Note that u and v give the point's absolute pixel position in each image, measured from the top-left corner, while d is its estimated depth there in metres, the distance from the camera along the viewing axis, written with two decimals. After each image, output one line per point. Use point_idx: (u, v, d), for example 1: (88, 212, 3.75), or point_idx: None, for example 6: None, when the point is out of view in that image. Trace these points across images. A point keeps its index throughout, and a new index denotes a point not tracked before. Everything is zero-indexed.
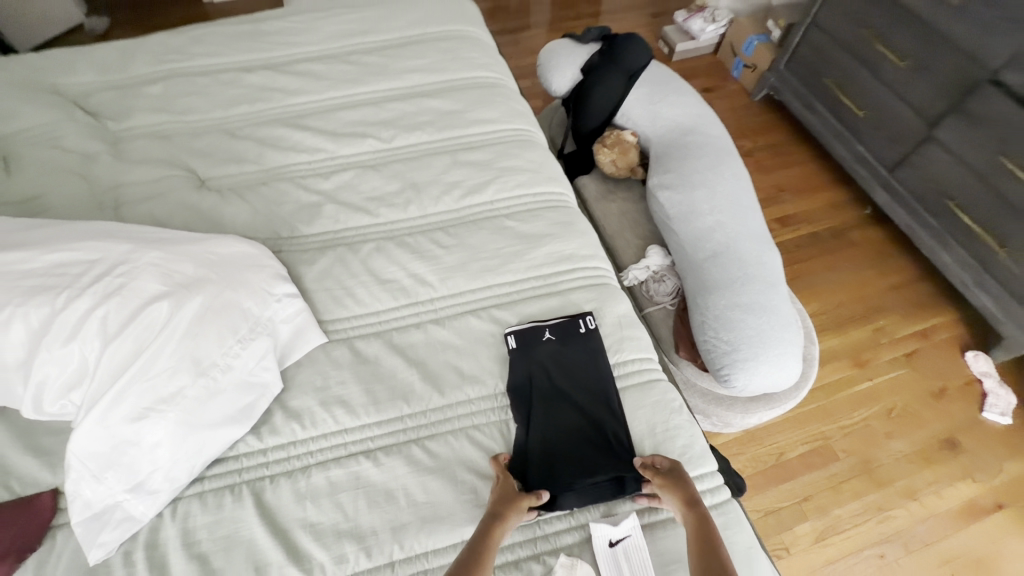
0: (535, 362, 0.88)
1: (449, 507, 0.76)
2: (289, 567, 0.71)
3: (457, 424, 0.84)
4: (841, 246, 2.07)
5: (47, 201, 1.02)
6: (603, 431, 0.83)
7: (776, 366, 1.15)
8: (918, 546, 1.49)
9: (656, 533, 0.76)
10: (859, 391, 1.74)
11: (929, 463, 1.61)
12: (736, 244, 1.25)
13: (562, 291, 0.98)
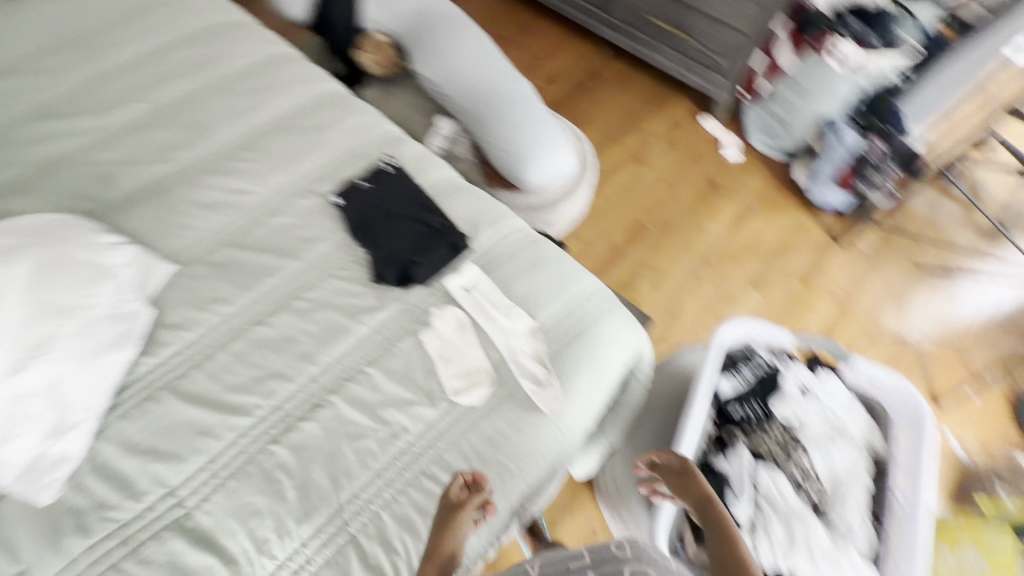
0: (361, 203, 1.08)
1: (340, 323, 0.95)
2: (231, 417, 0.85)
3: (321, 274, 1.01)
4: (597, 82, 2.50)
5: None
6: (430, 225, 1.06)
7: (553, 156, 1.50)
8: (715, 258, 2.03)
9: (492, 269, 1.02)
10: (646, 179, 2.22)
11: (704, 204, 2.16)
12: (492, 84, 1.52)
13: (364, 153, 1.17)
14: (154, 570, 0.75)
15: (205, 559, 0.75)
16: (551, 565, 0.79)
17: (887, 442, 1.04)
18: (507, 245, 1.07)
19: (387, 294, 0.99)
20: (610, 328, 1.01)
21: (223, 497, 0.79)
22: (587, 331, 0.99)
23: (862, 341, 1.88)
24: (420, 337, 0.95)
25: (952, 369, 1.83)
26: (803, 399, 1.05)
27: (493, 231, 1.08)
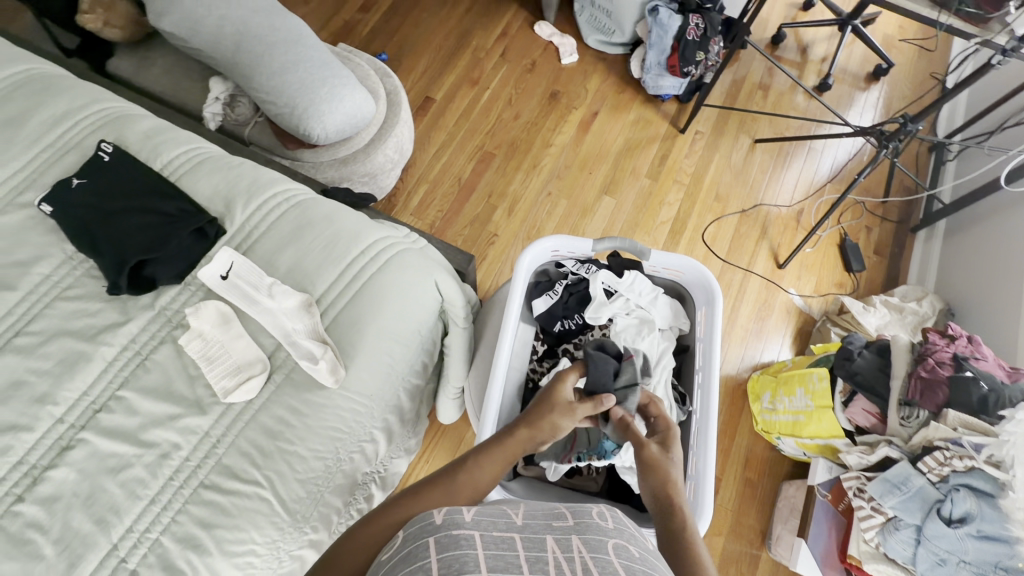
0: (78, 204, 0.92)
1: (77, 350, 0.84)
2: None
3: (50, 299, 0.88)
4: (416, 4, 2.26)
5: None
6: (166, 212, 0.92)
7: (335, 98, 1.30)
8: (565, 171, 2.00)
9: (251, 250, 0.94)
10: (485, 102, 2.10)
11: (546, 117, 2.09)
12: (245, 24, 1.30)
13: (80, 147, 1.00)
14: None
15: None
16: (533, 518, 0.60)
17: (692, 323, 1.08)
18: (264, 219, 0.97)
19: (132, 304, 0.88)
20: (396, 280, 0.96)
21: None
22: (362, 291, 0.93)
23: (710, 222, 1.95)
24: (178, 343, 0.86)
25: (791, 231, 1.95)
26: (609, 300, 1.06)
27: (247, 205, 0.98)
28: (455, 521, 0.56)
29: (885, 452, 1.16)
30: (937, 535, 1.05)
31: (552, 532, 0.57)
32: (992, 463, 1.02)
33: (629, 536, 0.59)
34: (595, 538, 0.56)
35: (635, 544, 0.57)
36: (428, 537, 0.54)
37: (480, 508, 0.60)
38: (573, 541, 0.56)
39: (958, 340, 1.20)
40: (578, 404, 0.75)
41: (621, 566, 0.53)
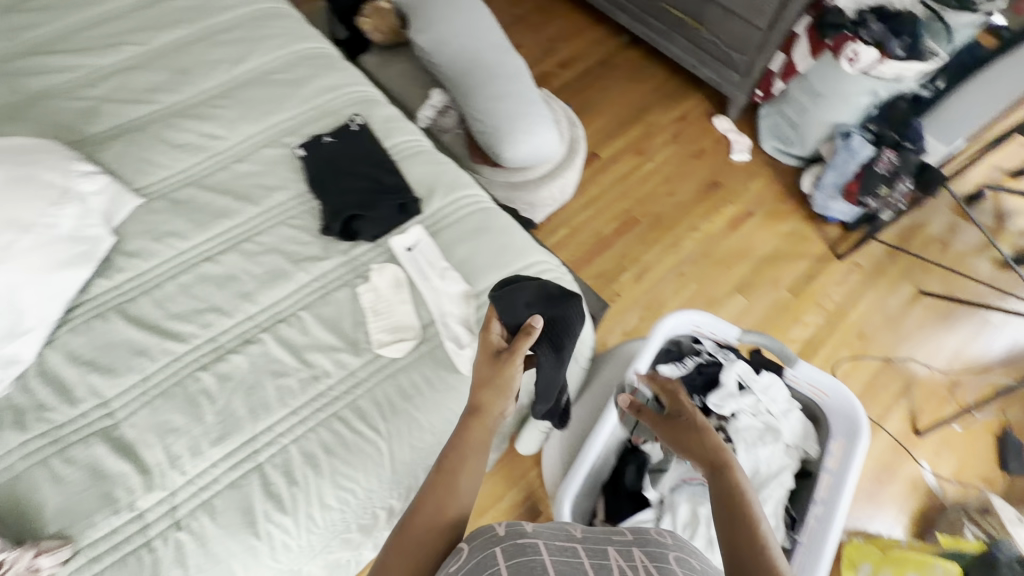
0: (323, 156, 1.11)
1: (282, 268, 0.99)
2: (168, 341, 0.91)
3: (275, 220, 1.05)
4: (609, 72, 2.45)
5: None
6: (381, 184, 1.07)
7: (531, 133, 1.47)
8: (704, 258, 1.99)
9: (436, 233, 1.04)
10: (645, 171, 2.18)
11: (701, 203, 2.11)
12: (481, 56, 1.52)
13: (334, 111, 1.19)
14: (75, 470, 0.80)
15: (122, 466, 0.81)
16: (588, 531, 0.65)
17: (822, 449, 1.01)
18: (451, 212, 1.07)
19: (332, 245, 1.02)
20: None
21: (148, 411, 0.85)
22: None
23: (845, 358, 1.81)
24: (355, 289, 0.97)
25: (939, 399, 1.74)
26: (739, 394, 1.03)
27: (444, 197, 1.09)
28: (519, 532, 0.60)
29: None
30: None
31: (612, 544, 0.62)
32: None
33: (684, 548, 0.64)
34: (656, 550, 0.61)
35: (693, 557, 0.62)
36: (493, 548, 0.58)
37: (542, 522, 0.64)
38: (635, 551, 0.59)
39: None
40: (514, 358, 0.75)
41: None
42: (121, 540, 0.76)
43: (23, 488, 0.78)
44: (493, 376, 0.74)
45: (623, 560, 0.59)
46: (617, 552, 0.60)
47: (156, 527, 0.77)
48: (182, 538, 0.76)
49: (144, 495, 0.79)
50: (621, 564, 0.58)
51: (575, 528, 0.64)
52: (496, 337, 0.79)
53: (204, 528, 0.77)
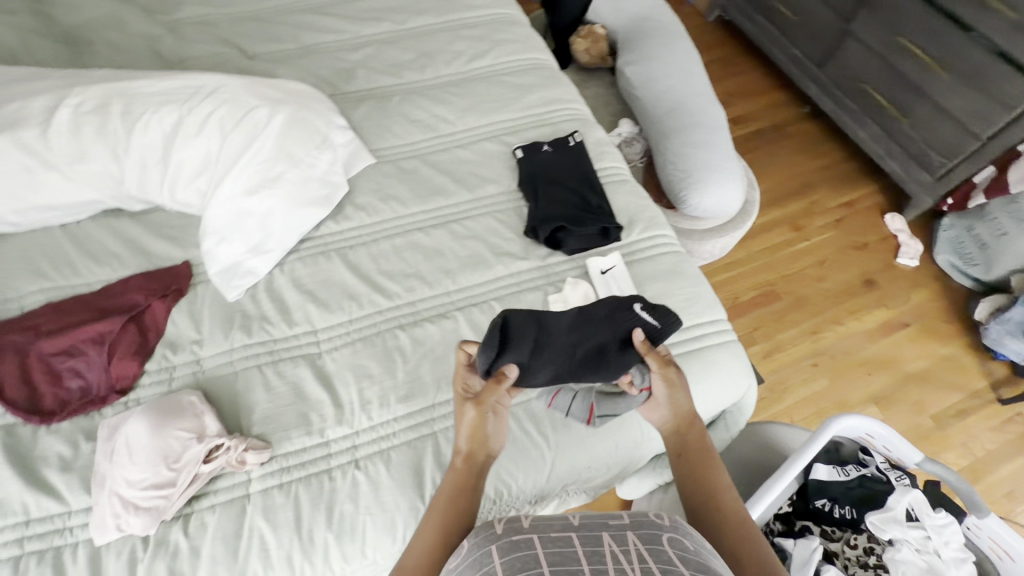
0: (539, 163, 1.16)
1: (484, 256, 1.04)
2: (374, 294, 0.98)
3: (483, 209, 1.11)
4: (782, 138, 2.35)
5: (169, 65, 1.24)
6: (588, 204, 1.11)
7: (721, 187, 1.44)
8: (842, 356, 1.86)
9: (632, 264, 1.06)
10: (797, 249, 2.07)
11: (851, 298, 1.98)
12: (687, 101, 1.52)
13: (554, 123, 1.25)
14: (282, 384, 0.89)
15: (320, 394, 0.88)
16: (587, 517, 0.64)
17: None
18: (648, 249, 1.09)
19: (531, 248, 1.06)
20: (722, 362, 0.99)
21: (348, 352, 0.93)
22: (695, 353, 0.98)
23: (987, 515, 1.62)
24: (547, 296, 1.01)
25: None
26: (906, 524, 0.95)
27: (644, 232, 1.11)
28: (517, 528, 0.60)
29: None
30: None
31: (608, 530, 0.61)
32: None
33: (682, 530, 0.63)
34: (648, 534, 0.61)
35: (688, 539, 0.61)
36: (489, 547, 0.57)
37: (536, 514, 0.63)
38: (628, 534, 0.60)
39: None
40: (483, 410, 0.70)
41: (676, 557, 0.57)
42: (308, 460, 0.83)
43: (240, 385, 0.88)
44: (465, 420, 0.70)
45: (616, 547, 0.58)
46: (611, 537, 0.59)
47: (338, 459, 0.84)
48: (359, 477, 0.82)
49: (334, 426, 0.86)
50: (614, 549, 0.58)
51: (572, 515, 0.64)
52: (471, 375, 0.77)
53: (379, 474, 0.83)
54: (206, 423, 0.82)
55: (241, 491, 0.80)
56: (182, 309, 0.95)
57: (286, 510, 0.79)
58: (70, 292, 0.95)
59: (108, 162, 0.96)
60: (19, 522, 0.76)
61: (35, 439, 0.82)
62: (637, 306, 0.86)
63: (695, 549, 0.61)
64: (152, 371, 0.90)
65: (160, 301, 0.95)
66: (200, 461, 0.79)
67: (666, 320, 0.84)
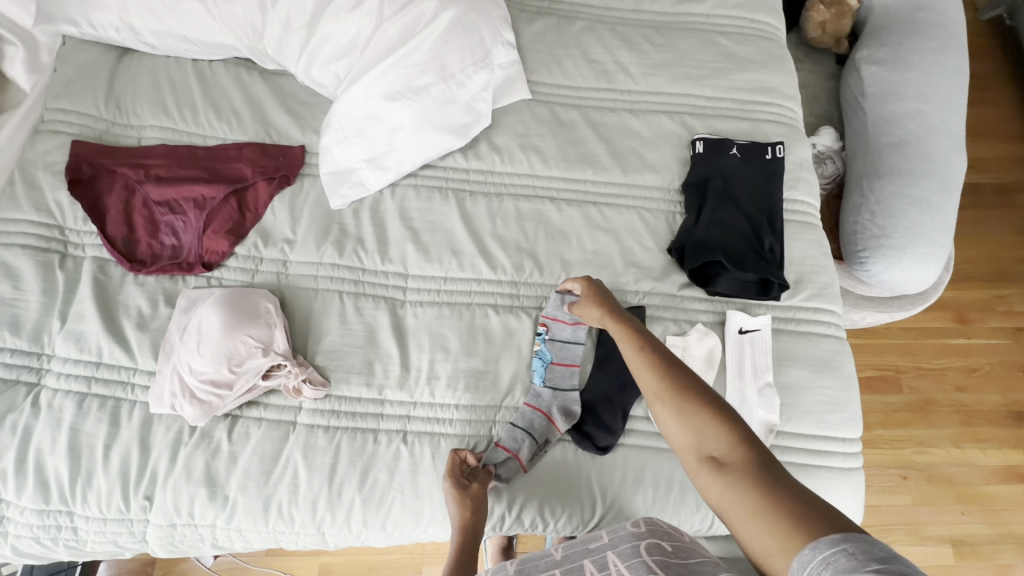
0: (718, 167, 0.94)
1: (612, 259, 0.88)
2: (479, 259, 0.86)
3: (632, 201, 0.93)
4: (1001, 206, 1.86)
5: None
6: (757, 242, 0.89)
7: (918, 263, 1.14)
8: (939, 481, 1.60)
9: (780, 334, 0.87)
10: (949, 343, 1.72)
11: (984, 423, 1.66)
12: (927, 138, 1.17)
13: (755, 121, 0.99)
14: (358, 323, 0.82)
15: (391, 347, 0.81)
16: (573, 550, 0.65)
17: None
18: (808, 324, 0.88)
19: (667, 269, 0.89)
20: (837, 493, 0.82)
21: (434, 314, 0.84)
22: (807, 469, 0.82)
23: None
24: (665, 333, 0.85)
25: None
26: None
27: (810, 300, 0.89)
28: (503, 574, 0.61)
29: None
30: None
31: (589, 555, 0.61)
32: None
33: (663, 523, 0.61)
34: (625, 546, 0.59)
35: (668, 541, 0.58)
36: None
37: (523, 556, 0.65)
38: (606, 556, 0.59)
39: None
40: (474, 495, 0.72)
41: (652, 562, 0.55)
42: (359, 412, 0.78)
43: (318, 307, 0.83)
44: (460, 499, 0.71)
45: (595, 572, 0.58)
46: (591, 563, 0.59)
47: (388, 424, 0.78)
48: (403, 452, 0.77)
49: (394, 388, 0.80)
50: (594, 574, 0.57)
51: (557, 549, 0.64)
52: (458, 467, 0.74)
53: (422, 457, 0.77)
54: (275, 336, 0.78)
55: (289, 415, 0.78)
56: (282, 198, 0.88)
57: (324, 455, 0.76)
58: (184, 140, 0.89)
59: (251, 10, 0.86)
60: (93, 361, 0.78)
61: (123, 283, 0.82)
62: None
63: (676, 548, 0.57)
64: (240, 256, 0.85)
65: (265, 183, 0.88)
66: (260, 374, 0.76)
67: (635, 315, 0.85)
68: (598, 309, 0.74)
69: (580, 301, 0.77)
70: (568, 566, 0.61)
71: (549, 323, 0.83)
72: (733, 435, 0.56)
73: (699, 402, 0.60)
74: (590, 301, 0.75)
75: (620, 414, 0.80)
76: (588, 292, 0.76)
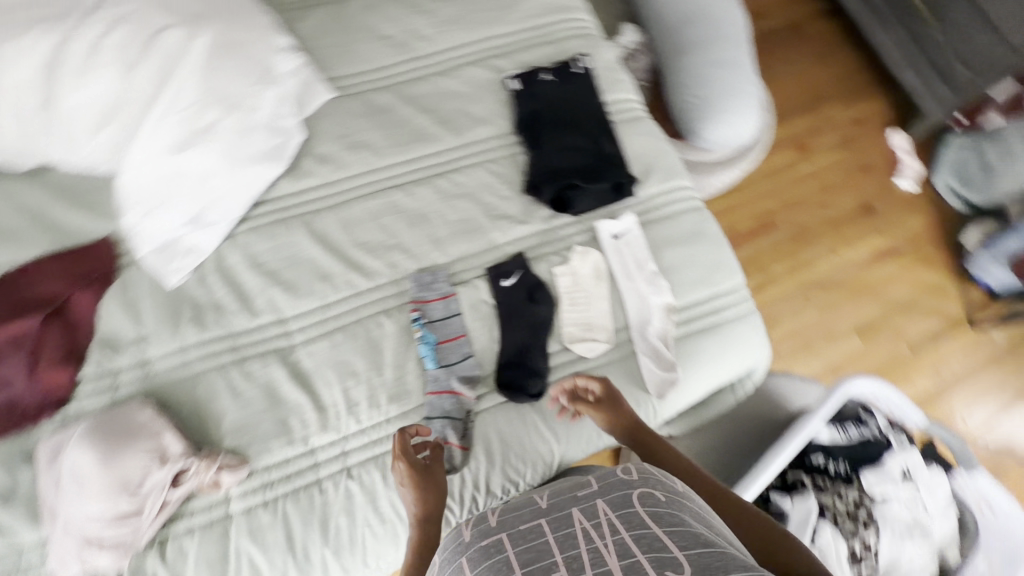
0: (538, 97, 0.96)
1: (478, 221, 0.89)
2: (351, 273, 0.84)
3: (475, 159, 0.93)
4: (794, 42, 2.09)
5: None
6: (598, 152, 0.94)
7: (742, 116, 1.26)
8: (832, 288, 1.84)
9: (649, 224, 0.93)
10: (798, 173, 1.94)
11: (847, 226, 1.91)
12: (706, 6, 1.28)
13: (555, 41, 1.02)
14: (254, 387, 0.77)
15: (298, 396, 0.77)
16: (558, 494, 0.59)
17: (962, 555, 0.98)
18: (668, 206, 0.95)
19: (531, 209, 0.91)
20: (744, 337, 0.91)
21: (328, 346, 0.80)
22: (713, 328, 0.90)
23: None
24: (551, 268, 0.88)
25: None
26: (893, 479, 1.00)
27: (662, 185, 0.96)
28: (485, 530, 0.55)
29: None
30: None
31: (578, 502, 0.55)
32: None
33: (651, 473, 0.59)
34: (617, 497, 0.55)
35: (660, 493, 0.56)
36: (461, 560, 0.53)
37: (505, 506, 0.59)
38: (598, 503, 0.55)
39: None
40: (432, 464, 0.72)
41: (646, 514, 0.52)
42: (293, 473, 0.74)
43: (203, 392, 0.76)
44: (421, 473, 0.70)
45: (584, 521, 0.53)
46: (581, 513, 0.54)
47: (327, 469, 0.75)
48: (354, 488, 0.74)
49: (319, 433, 0.76)
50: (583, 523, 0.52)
51: (540, 498, 0.59)
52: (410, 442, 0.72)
53: (375, 484, 0.75)
54: (166, 441, 0.71)
55: (221, 511, 0.72)
56: (111, 298, 0.78)
57: (275, 531, 0.72)
58: None
59: None
60: None
61: None
62: (505, 279, 0.86)
63: (668, 499, 0.55)
64: (90, 379, 0.75)
65: (84, 291, 0.77)
66: (167, 486, 0.69)
67: (518, 263, 0.87)
68: (610, 417, 0.75)
69: (592, 401, 0.76)
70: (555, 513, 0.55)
71: (421, 306, 0.83)
72: (750, 525, 0.61)
73: (707, 493, 0.65)
74: (600, 410, 0.76)
75: (541, 356, 0.83)
76: (604, 395, 0.76)
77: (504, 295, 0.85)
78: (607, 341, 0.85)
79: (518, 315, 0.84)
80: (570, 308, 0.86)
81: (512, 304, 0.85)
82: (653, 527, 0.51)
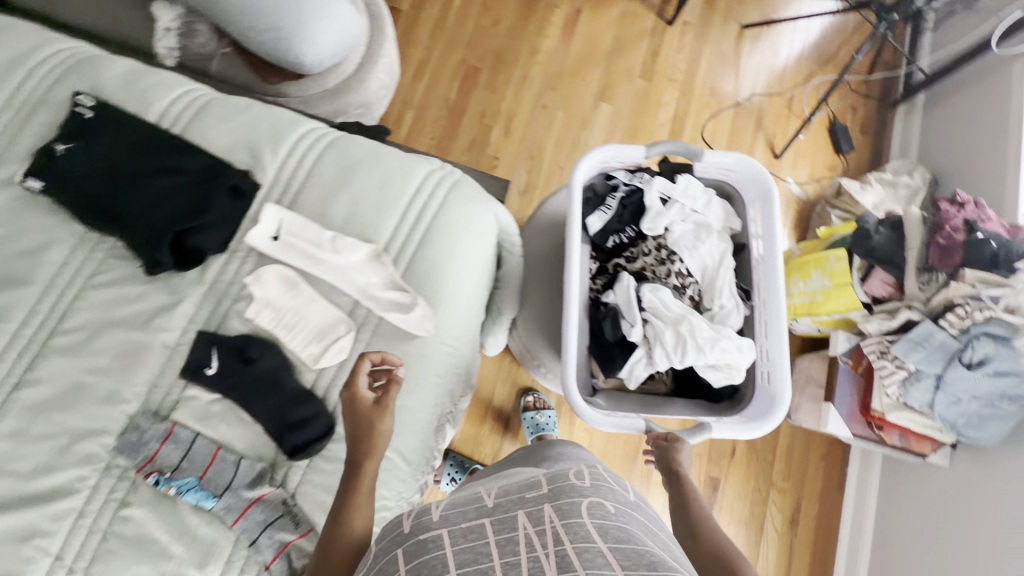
0: (73, 172, 0.78)
1: (134, 339, 0.75)
2: (46, 507, 0.67)
3: (76, 284, 0.77)
4: None
5: None
6: (192, 174, 0.80)
7: (320, 14, 1.08)
8: (558, 80, 1.83)
9: (295, 197, 0.83)
10: (456, 8, 1.85)
11: (529, 20, 1.87)
12: None
13: (47, 104, 0.84)
14: None
15: None
16: (506, 496, 0.58)
17: (744, 220, 1.10)
18: (303, 165, 0.85)
19: (176, 282, 0.78)
20: (457, 218, 0.88)
21: None
22: (424, 237, 0.85)
23: (708, 119, 1.85)
24: (243, 316, 0.77)
25: (785, 118, 1.88)
26: (665, 208, 1.06)
27: (280, 151, 0.85)
28: (426, 523, 0.54)
29: (905, 317, 1.26)
30: (957, 378, 1.19)
31: (524, 505, 0.55)
32: (1007, 311, 1.13)
33: (616, 498, 0.58)
34: (566, 504, 0.54)
35: (609, 503, 0.56)
36: (396, 552, 0.52)
37: (448, 501, 0.57)
38: (545, 508, 0.53)
39: (967, 206, 1.28)
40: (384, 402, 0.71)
41: (593, 527, 0.51)
42: None
43: None
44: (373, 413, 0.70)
45: (530, 526, 0.52)
46: (527, 515, 0.53)
47: None
48: None
49: None
50: (528, 529, 0.51)
51: (489, 496, 0.58)
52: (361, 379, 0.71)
53: None
54: None
55: None
56: None
57: None
58: None
59: None
60: None
61: None
62: (208, 367, 0.74)
63: (617, 513, 0.55)
64: None
65: None
66: None
67: (207, 343, 0.75)
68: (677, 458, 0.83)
69: (663, 447, 0.86)
70: (500, 516, 0.54)
71: (152, 466, 0.70)
72: (722, 558, 0.63)
73: (705, 523, 0.69)
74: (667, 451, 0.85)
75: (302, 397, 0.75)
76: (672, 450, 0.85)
77: (221, 380, 0.74)
78: (348, 330, 0.78)
79: (250, 383, 0.75)
80: (289, 332, 0.78)
81: (233, 380, 0.74)
82: (596, 541, 0.49)
